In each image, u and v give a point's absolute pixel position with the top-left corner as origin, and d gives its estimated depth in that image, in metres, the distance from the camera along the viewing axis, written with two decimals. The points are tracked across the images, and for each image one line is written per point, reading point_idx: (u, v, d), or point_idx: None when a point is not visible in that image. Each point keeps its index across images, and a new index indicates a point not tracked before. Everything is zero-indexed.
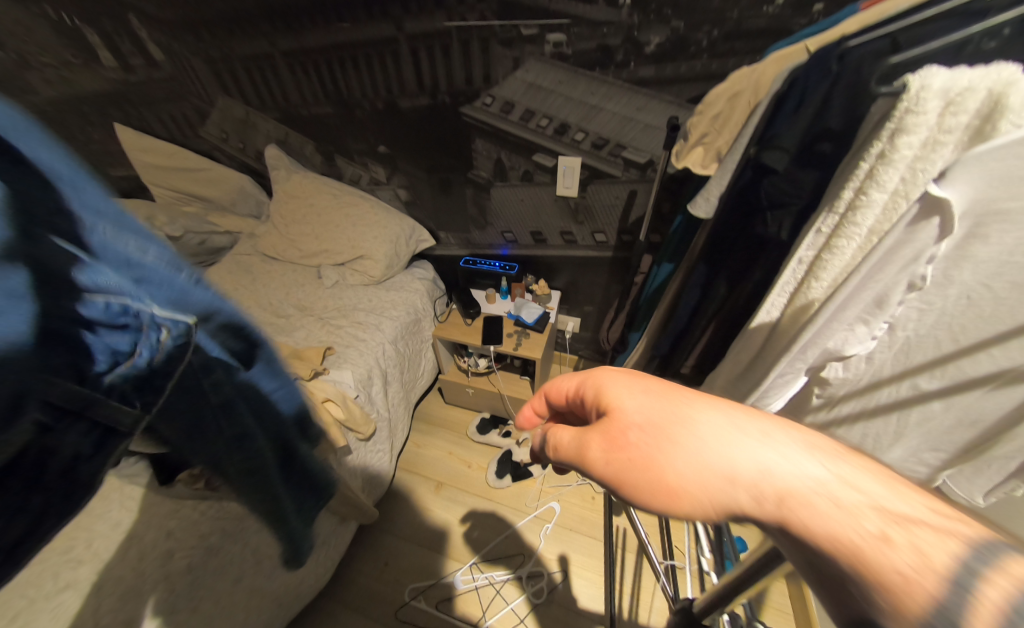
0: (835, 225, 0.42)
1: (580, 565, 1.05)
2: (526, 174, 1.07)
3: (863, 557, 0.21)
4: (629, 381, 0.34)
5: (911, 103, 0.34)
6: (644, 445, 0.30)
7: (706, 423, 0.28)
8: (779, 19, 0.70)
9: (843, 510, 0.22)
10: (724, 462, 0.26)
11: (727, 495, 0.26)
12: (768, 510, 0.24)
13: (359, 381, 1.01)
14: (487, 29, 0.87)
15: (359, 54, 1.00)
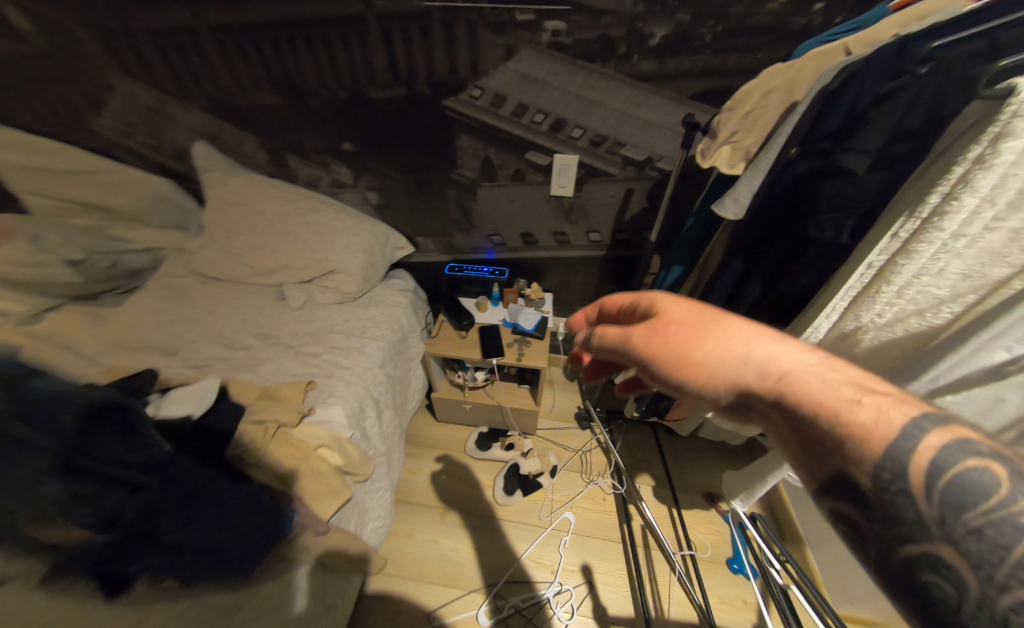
0: (917, 229, 0.42)
1: (603, 572, 1.07)
2: (516, 173, 1.01)
3: (842, 410, 0.29)
4: (665, 295, 0.43)
5: (1020, 106, 0.34)
6: (672, 335, 0.38)
7: (725, 323, 0.37)
8: (780, 17, 0.71)
9: (830, 382, 0.30)
10: (738, 349, 0.35)
11: (738, 372, 0.34)
12: (772, 383, 0.32)
13: (351, 416, 0.88)
14: (474, 12, 0.78)
15: (317, 33, 0.84)
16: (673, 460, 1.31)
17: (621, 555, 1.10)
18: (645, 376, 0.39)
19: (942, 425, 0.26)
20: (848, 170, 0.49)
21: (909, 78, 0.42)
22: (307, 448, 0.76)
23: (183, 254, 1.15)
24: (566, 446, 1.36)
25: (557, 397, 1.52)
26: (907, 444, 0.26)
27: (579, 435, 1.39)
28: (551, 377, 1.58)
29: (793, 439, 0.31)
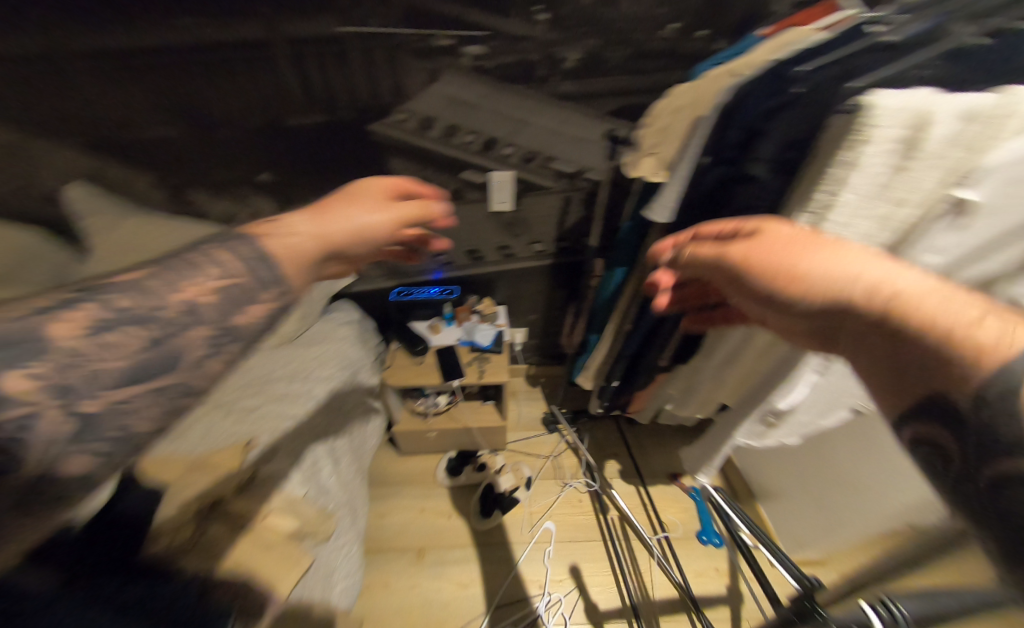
0: (811, 223, 0.49)
1: (590, 573, 1.11)
2: (454, 192, 1.04)
3: (955, 323, 0.31)
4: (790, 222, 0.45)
5: (869, 118, 0.41)
6: (791, 254, 0.42)
7: (848, 249, 0.39)
8: (674, 41, 0.80)
9: (953, 306, 0.32)
10: (859, 270, 0.37)
11: (851, 289, 0.37)
12: (882, 300, 0.35)
13: (300, 473, 0.81)
14: (392, 38, 0.77)
15: (215, 60, 0.76)
16: (637, 446, 1.38)
17: (603, 551, 1.14)
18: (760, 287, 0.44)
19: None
20: (751, 175, 0.55)
21: (787, 97, 0.49)
22: (255, 519, 0.70)
23: None
24: (536, 454, 1.37)
25: (522, 406, 1.53)
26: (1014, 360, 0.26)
27: (548, 441, 1.41)
28: (513, 387, 1.59)
29: (891, 345, 0.34)
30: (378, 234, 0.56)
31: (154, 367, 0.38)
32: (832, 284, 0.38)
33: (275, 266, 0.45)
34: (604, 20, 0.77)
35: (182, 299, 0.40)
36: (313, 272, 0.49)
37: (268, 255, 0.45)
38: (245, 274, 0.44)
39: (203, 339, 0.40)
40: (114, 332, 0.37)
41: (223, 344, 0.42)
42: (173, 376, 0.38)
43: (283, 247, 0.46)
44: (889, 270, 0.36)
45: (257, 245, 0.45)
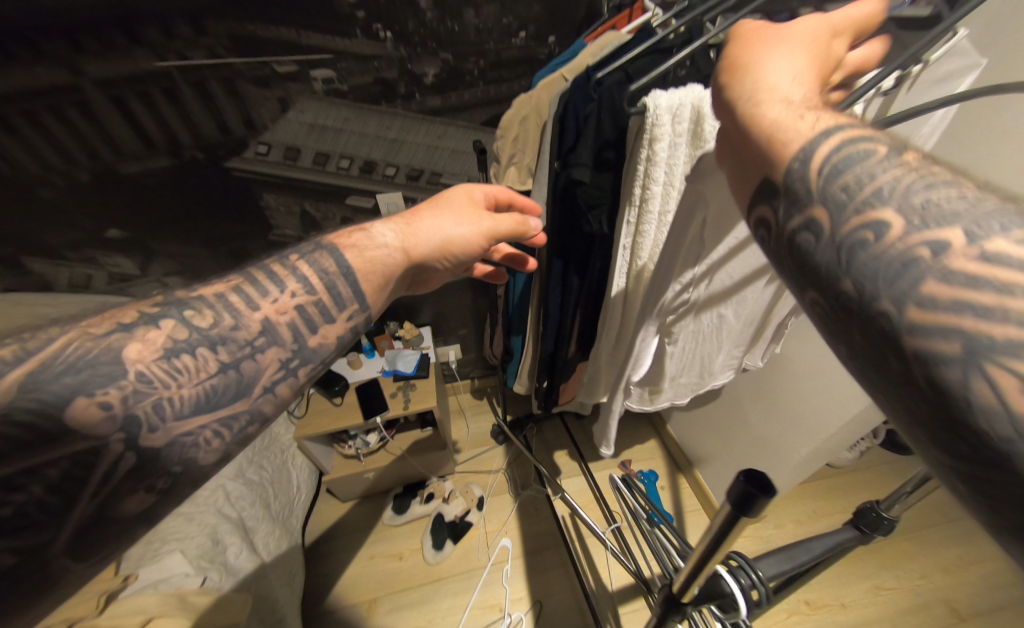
0: (637, 215, 0.58)
1: (546, 586, 1.08)
2: (344, 221, 1.01)
3: (784, 121, 0.27)
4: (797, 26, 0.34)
5: (653, 117, 0.47)
6: (742, 47, 0.33)
7: (795, 65, 0.31)
8: (527, 49, 0.82)
9: (825, 120, 0.26)
10: (784, 77, 0.30)
11: (755, 86, 0.30)
12: (769, 102, 0.29)
13: (198, 561, 0.72)
14: (225, 68, 0.71)
15: (13, 114, 0.65)
16: (584, 443, 1.40)
17: (559, 557, 1.13)
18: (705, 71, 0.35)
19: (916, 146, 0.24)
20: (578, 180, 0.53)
21: (595, 102, 0.50)
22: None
23: None
24: (487, 471, 1.33)
25: (469, 423, 1.49)
26: (828, 169, 0.24)
27: (498, 454, 1.38)
28: (458, 405, 1.55)
29: (736, 139, 0.30)
30: (464, 250, 0.50)
31: (233, 395, 0.33)
32: (751, 62, 0.32)
33: (355, 283, 0.41)
34: (452, 34, 0.76)
35: (260, 318, 0.36)
36: (392, 284, 0.45)
37: (349, 271, 0.41)
38: (320, 291, 0.39)
39: (273, 361, 0.36)
40: (188, 354, 0.32)
41: (288, 368, 0.37)
42: (241, 403, 0.34)
43: (366, 261, 0.43)
44: (803, 69, 0.31)
45: (340, 258, 0.42)
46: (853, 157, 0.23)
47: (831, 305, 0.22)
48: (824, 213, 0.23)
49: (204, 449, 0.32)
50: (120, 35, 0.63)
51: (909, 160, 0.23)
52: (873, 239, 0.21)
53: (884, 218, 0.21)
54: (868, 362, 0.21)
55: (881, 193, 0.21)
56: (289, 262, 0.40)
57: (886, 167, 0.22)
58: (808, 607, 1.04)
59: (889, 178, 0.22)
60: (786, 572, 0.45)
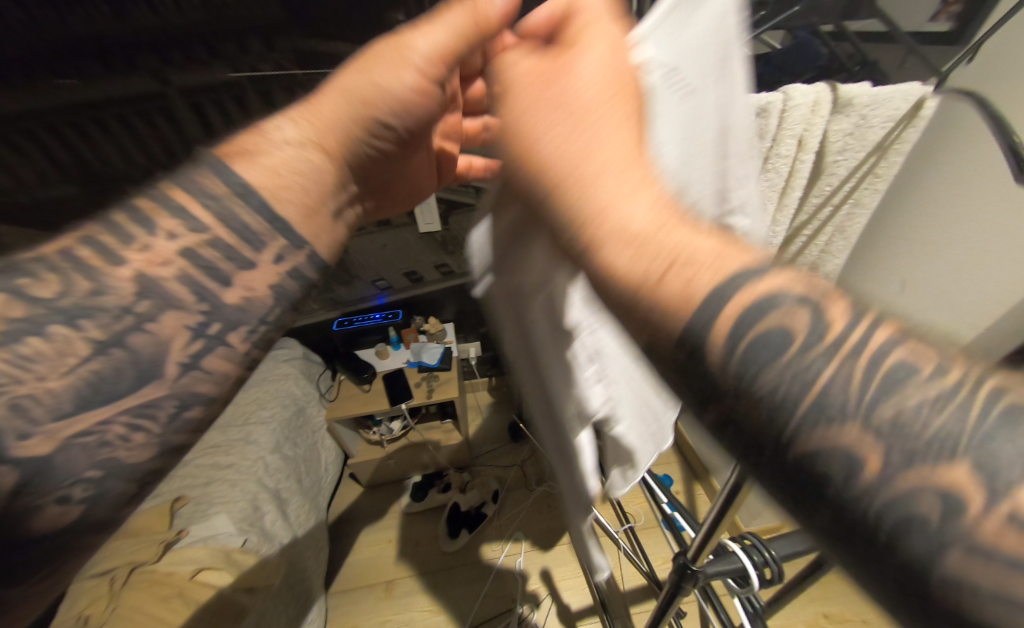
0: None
1: (561, 577, 1.09)
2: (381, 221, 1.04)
3: (658, 271, 0.19)
4: (593, 71, 0.25)
5: None
6: (557, 139, 0.23)
7: (619, 151, 0.22)
8: None
9: (703, 263, 0.19)
10: (622, 178, 0.21)
11: (609, 206, 0.21)
12: (629, 229, 0.20)
13: (241, 523, 0.77)
14: (288, 78, 0.80)
15: (107, 116, 0.73)
16: None
17: (573, 553, 1.14)
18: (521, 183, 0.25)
19: (801, 273, 0.20)
20: None
21: None
22: (179, 580, 0.62)
23: None
24: (503, 465, 1.37)
25: (487, 419, 1.53)
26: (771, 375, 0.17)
27: (514, 450, 1.42)
28: (477, 401, 1.59)
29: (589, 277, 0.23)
30: (408, 98, 0.35)
31: (140, 378, 0.29)
32: (579, 165, 0.22)
33: (259, 206, 0.33)
34: None
35: (130, 275, 0.30)
36: (320, 193, 0.35)
37: (247, 189, 0.33)
38: (212, 225, 0.32)
39: (177, 330, 0.30)
40: (39, 338, 0.27)
41: (207, 336, 0.32)
42: (153, 385, 0.30)
43: (271, 174, 0.34)
44: (634, 155, 0.23)
45: (229, 173, 0.33)
46: (759, 346, 0.18)
47: (823, 529, 0.16)
48: (755, 415, 0.17)
49: (123, 448, 0.28)
50: (203, 50, 0.72)
51: (863, 328, 0.17)
52: (843, 473, 0.15)
53: (855, 449, 0.15)
54: (872, 591, 0.15)
55: (835, 406, 0.16)
56: (160, 193, 0.33)
57: (819, 358, 0.17)
58: (827, 620, 1.02)
59: (831, 380, 0.16)
60: (796, 553, 0.47)
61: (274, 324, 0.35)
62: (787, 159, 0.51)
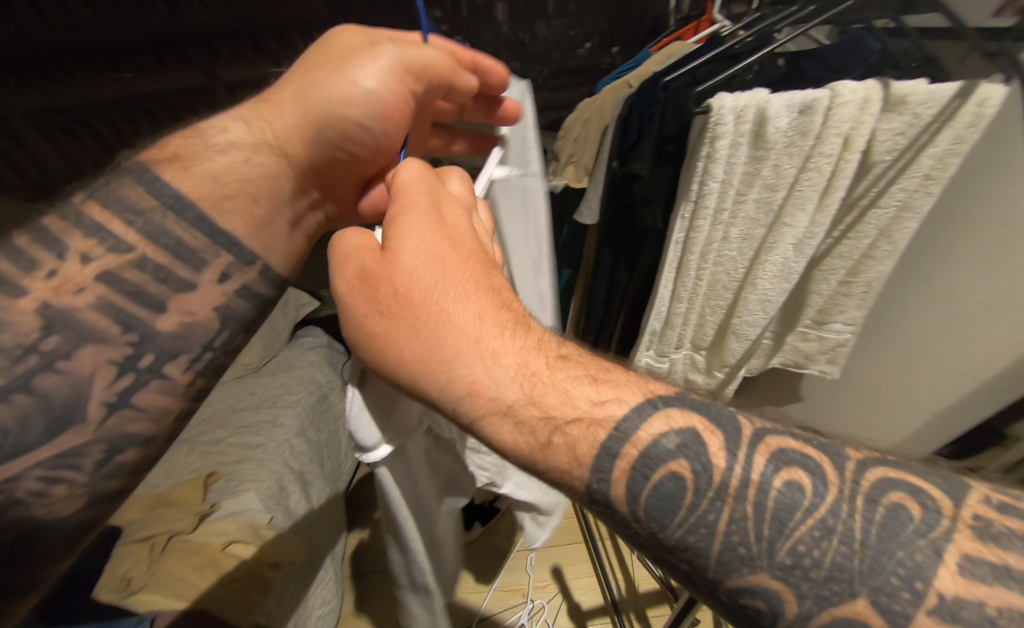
0: (693, 210, 0.60)
1: (572, 576, 1.09)
2: None
3: (551, 436, 0.26)
4: (422, 268, 0.31)
5: (717, 119, 0.51)
6: (424, 339, 0.29)
7: (480, 328, 0.29)
8: (591, 59, 0.88)
9: (581, 419, 0.26)
10: (491, 359, 0.28)
11: (500, 395, 0.27)
12: (524, 407, 0.27)
13: (269, 500, 0.79)
14: None
15: (117, 114, 0.70)
16: None
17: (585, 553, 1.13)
18: (411, 385, 0.29)
19: (679, 410, 0.26)
20: (637, 173, 0.61)
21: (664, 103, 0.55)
22: (212, 549, 0.65)
23: None
24: None
25: None
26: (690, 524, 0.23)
27: None
28: None
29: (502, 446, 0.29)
30: (379, 102, 0.43)
31: (59, 427, 0.32)
32: (444, 357, 0.28)
33: (197, 218, 0.40)
34: (522, 45, 0.83)
35: (44, 312, 0.32)
36: (257, 204, 0.44)
37: (190, 202, 0.39)
38: (141, 245, 0.37)
39: (100, 367, 0.34)
40: None
41: (133, 370, 0.36)
42: (76, 432, 0.33)
43: (211, 179, 0.41)
44: (493, 328, 0.29)
45: (158, 183, 0.38)
46: (659, 503, 0.24)
47: None
48: (685, 565, 0.24)
49: (39, 504, 0.31)
50: (246, 44, 0.73)
51: (745, 460, 0.24)
52: (766, 610, 0.21)
53: (770, 588, 0.21)
54: None
55: (746, 552, 0.22)
56: (99, 211, 0.36)
57: (709, 508, 0.23)
58: None
59: (727, 526, 0.22)
60: None
61: (215, 351, 0.41)
62: (831, 157, 0.51)
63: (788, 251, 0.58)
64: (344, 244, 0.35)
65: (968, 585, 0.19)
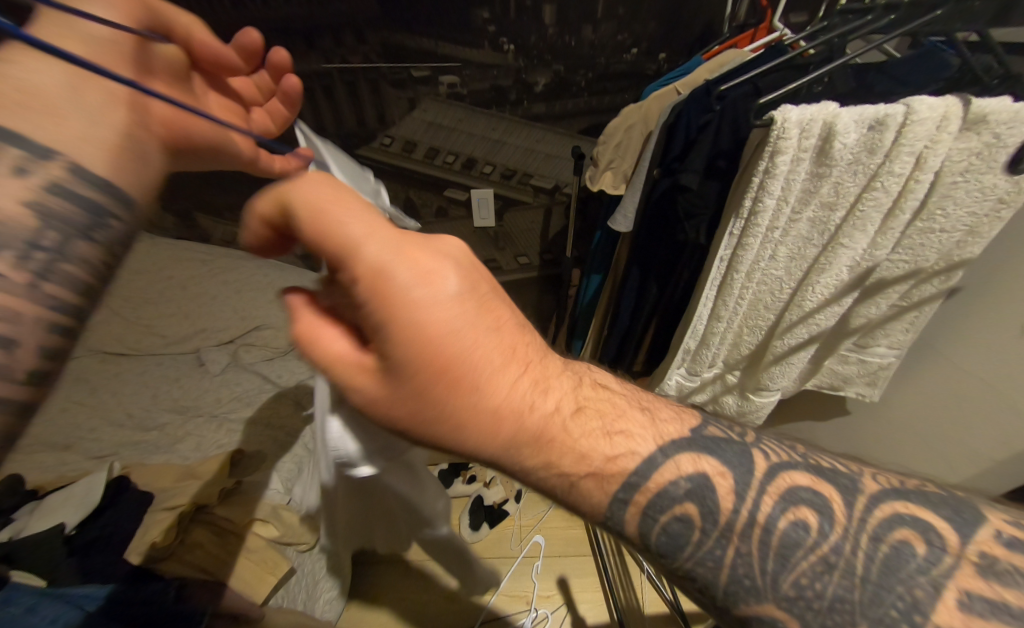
0: (743, 227, 0.57)
1: (580, 589, 1.07)
2: (439, 210, 1.07)
3: (574, 491, 0.27)
4: (424, 368, 0.24)
5: (780, 132, 0.48)
6: (445, 432, 0.26)
7: (498, 413, 0.25)
8: (637, 64, 0.86)
9: (595, 474, 0.26)
10: (516, 441, 0.25)
11: (526, 468, 0.26)
12: (549, 474, 0.26)
13: (289, 483, 0.80)
14: (373, 70, 0.84)
15: None
16: None
17: (594, 567, 1.11)
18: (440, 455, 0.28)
19: (689, 456, 0.27)
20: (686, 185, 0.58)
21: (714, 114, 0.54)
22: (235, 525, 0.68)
23: None
24: None
25: None
26: (695, 554, 0.25)
27: None
28: None
29: None
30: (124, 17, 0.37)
31: None
32: (466, 446, 0.26)
33: None
34: (567, 48, 0.83)
35: None
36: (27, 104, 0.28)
37: None
38: None
39: None
40: None
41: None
42: None
43: None
44: (509, 412, 0.25)
45: None
46: (669, 539, 0.26)
47: None
48: (696, 583, 0.26)
49: None
50: (303, 42, 0.79)
51: (753, 502, 0.25)
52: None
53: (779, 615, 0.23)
54: None
55: (753, 583, 0.24)
56: None
57: (716, 546, 0.25)
58: None
59: (733, 560, 0.25)
60: None
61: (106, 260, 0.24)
62: (900, 177, 0.47)
63: (843, 272, 0.55)
64: (320, 336, 0.27)
65: (965, 621, 0.20)
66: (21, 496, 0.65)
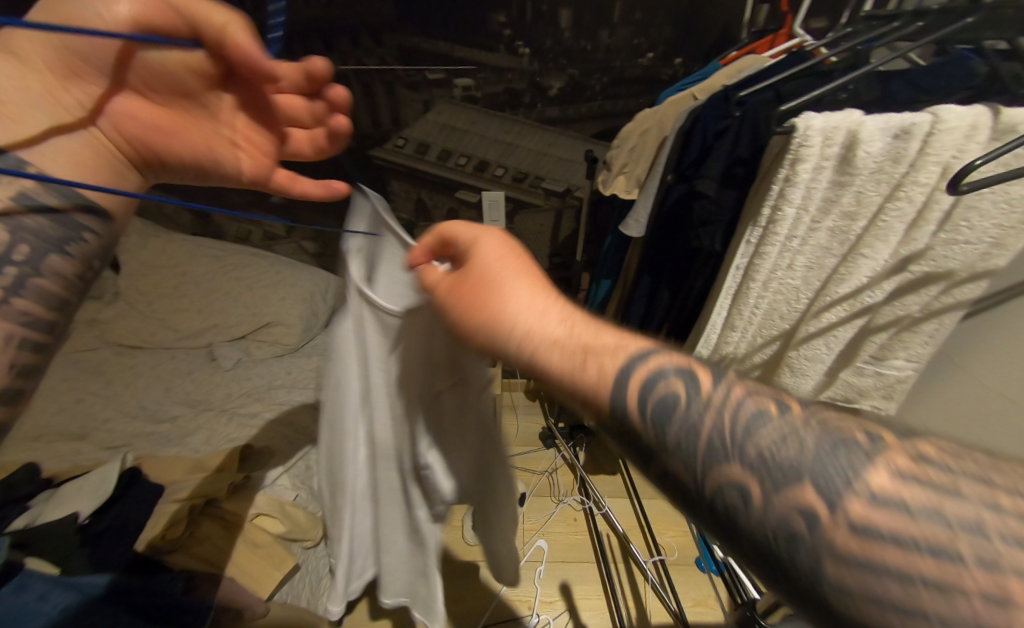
0: (761, 235, 0.56)
1: (583, 596, 1.05)
2: (450, 211, 1.07)
3: (594, 368, 0.28)
4: (478, 260, 0.33)
5: (801, 140, 0.48)
6: (481, 309, 0.31)
7: (527, 297, 0.30)
8: (652, 68, 0.86)
9: (605, 352, 0.28)
10: (539, 317, 0.29)
11: (548, 342, 0.28)
12: (570, 349, 0.28)
13: (296, 480, 0.81)
14: (389, 73, 0.84)
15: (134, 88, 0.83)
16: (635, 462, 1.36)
17: (596, 573, 1.10)
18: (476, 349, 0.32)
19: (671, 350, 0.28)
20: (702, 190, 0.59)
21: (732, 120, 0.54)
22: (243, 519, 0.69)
23: (91, 326, 1.07)
24: (531, 470, 1.33)
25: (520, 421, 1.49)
26: (688, 434, 0.24)
27: (545, 456, 1.37)
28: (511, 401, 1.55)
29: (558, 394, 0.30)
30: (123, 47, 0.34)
31: None
32: (496, 320, 0.30)
33: None
34: (582, 52, 0.83)
35: None
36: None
37: None
38: None
39: None
40: None
41: None
42: None
43: None
44: (537, 294, 0.31)
45: None
46: (659, 409, 0.25)
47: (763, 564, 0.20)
48: (675, 472, 0.24)
49: None
50: (321, 43, 0.80)
51: (724, 383, 0.25)
52: (740, 505, 0.21)
53: (739, 483, 0.21)
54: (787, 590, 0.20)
55: (718, 448, 0.22)
56: None
57: (693, 414, 0.24)
58: None
59: (709, 429, 0.23)
60: None
61: None
62: (925, 186, 0.46)
63: (863, 282, 0.54)
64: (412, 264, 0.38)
65: (896, 493, 0.18)
66: (37, 483, 0.66)
